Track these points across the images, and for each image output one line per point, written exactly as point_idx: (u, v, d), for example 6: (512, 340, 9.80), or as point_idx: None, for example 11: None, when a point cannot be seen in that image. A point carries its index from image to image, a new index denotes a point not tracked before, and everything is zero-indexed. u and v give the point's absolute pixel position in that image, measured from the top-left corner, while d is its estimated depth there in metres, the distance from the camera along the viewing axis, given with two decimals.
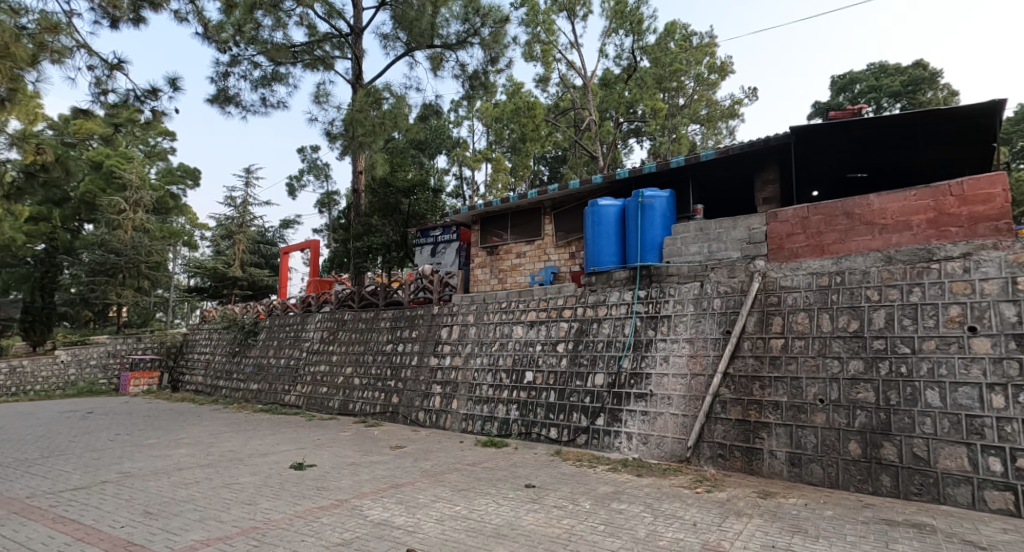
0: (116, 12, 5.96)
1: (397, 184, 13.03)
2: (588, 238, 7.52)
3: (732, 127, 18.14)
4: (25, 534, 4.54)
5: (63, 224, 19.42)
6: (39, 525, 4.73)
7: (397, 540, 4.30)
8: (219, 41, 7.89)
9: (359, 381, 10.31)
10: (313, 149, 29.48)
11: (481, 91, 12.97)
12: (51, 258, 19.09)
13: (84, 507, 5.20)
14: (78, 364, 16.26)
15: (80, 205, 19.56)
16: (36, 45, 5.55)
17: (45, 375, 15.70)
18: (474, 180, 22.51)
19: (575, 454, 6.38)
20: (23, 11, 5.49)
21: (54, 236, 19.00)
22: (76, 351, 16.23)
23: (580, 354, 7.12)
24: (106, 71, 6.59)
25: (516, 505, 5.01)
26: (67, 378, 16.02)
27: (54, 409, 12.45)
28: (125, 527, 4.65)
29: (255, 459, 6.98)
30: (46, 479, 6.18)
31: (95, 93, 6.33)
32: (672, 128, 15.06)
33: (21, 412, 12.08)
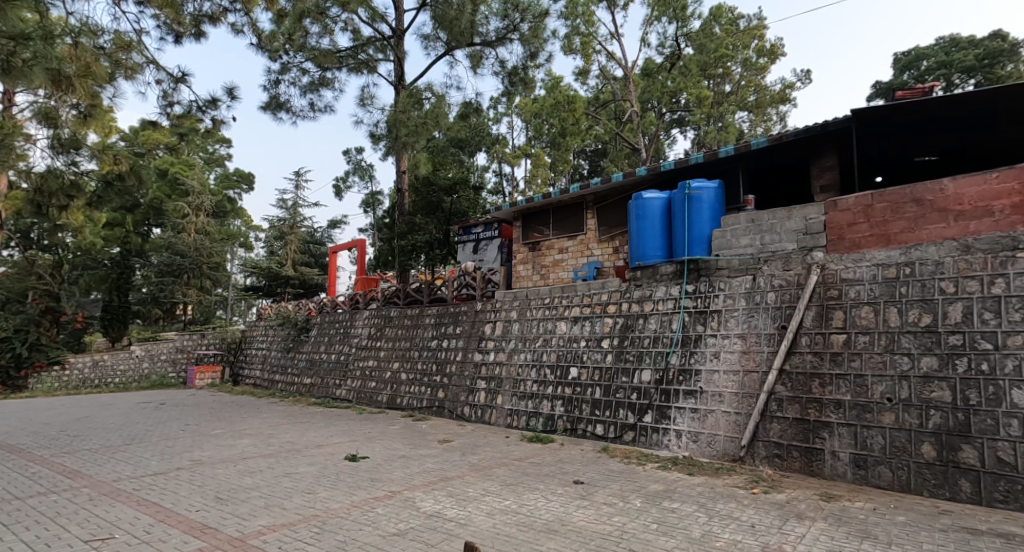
0: (180, 28, 6.22)
1: (438, 182, 12.91)
2: (632, 232, 7.36)
3: (784, 112, 17.48)
4: (114, 515, 4.79)
5: (134, 229, 20.39)
6: (125, 507, 4.99)
7: (449, 532, 4.32)
8: (272, 50, 8.14)
9: (406, 376, 10.48)
10: (358, 149, 30.14)
11: (520, 87, 12.92)
12: (125, 260, 20.25)
13: (162, 491, 5.45)
14: (151, 358, 17.21)
15: (149, 210, 20.57)
16: (112, 63, 5.79)
17: (123, 368, 16.68)
18: (514, 176, 22.59)
19: (623, 451, 6.29)
20: (99, 32, 5.67)
21: (128, 239, 19.92)
22: (149, 347, 17.20)
23: (625, 350, 7.01)
24: (172, 83, 6.88)
25: (565, 501, 4.97)
26: (141, 371, 16.96)
27: (130, 400, 13.21)
28: (199, 511, 4.85)
29: (312, 451, 7.18)
30: (128, 464, 6.52)
31: (161, 104, 6.62)
32: (718, 117, 14.59)
33: (103, 403, 12.87)
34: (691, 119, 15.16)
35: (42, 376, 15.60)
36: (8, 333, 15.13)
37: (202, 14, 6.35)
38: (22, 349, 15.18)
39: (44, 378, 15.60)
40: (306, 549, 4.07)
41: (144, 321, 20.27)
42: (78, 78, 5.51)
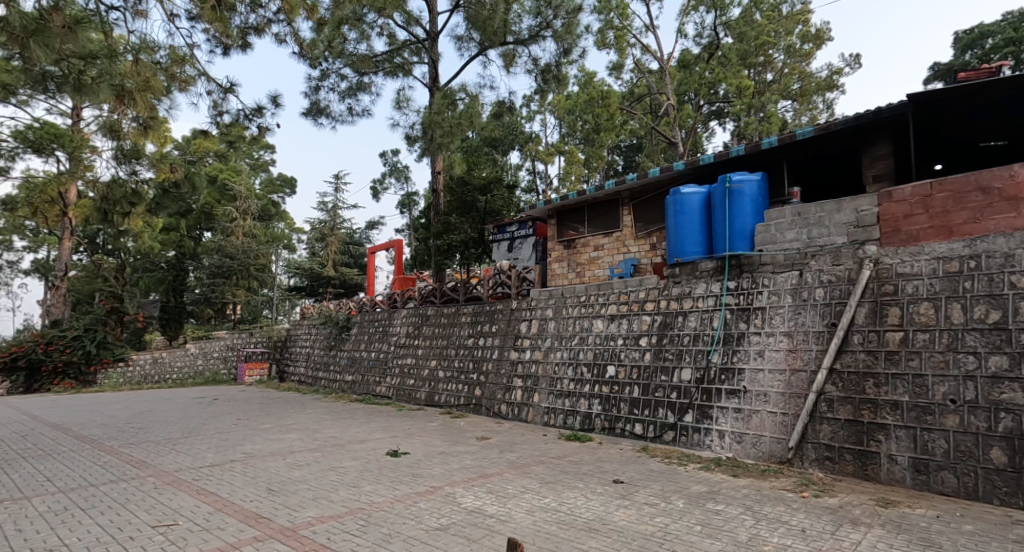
0: (228, 40, 6.43)
1: (474, 181, 13.25)
2: (671, 228, 7.20)
3: (831, 99, 16.82)
4: (176, 503, 4.97)
5: (187, 232, 21.16)
6: (186, 496, 5.16)
7: (491, 528, 4.30)
8: (312, 58, 8.33)
9: (444, 374, 10.55)
10: (394, 151, 30.48)
11: (554, 84, 12.80)
12: (180, 263, 20.98)
13: (218, 481, 5.62)
14: (204, 356, 17.80)
15: (201, 215, 21.24)
16: (169, 76, 6.05)
17: (179, 365, 17.34)
18: (547, 174, 22.50)
19: (663, 451, 6.17)
20: (157, 47, 5.92)
21: (182, 243, 20.85)
22: (203, 344, 17.79)
23: (664, 349, 6.87)
24: (222, 93, 7.10)
25: (605, 500, 4.89)
26: (196, 368, 17.57)
27: (186, 395, 13.72)
28: (253, 501, 4.97)
29: (355, 446, 7.28)
30: (186, 456, 6.75)
31: (212, 114, 6.86)
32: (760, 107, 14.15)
33: (161, 398, 13.39)
34: (731, 110, 14.74)
35: (109, 372, 16.23)
36: (79, 332, 15.91)
37: (248, 26, 6.53)
38: (91, 346, 15.88)
39: (111, 373, 16.21)
40: (354, 540, 4.13)
41: (197, 320, 21.06)
42: (139, 92, 5.94)
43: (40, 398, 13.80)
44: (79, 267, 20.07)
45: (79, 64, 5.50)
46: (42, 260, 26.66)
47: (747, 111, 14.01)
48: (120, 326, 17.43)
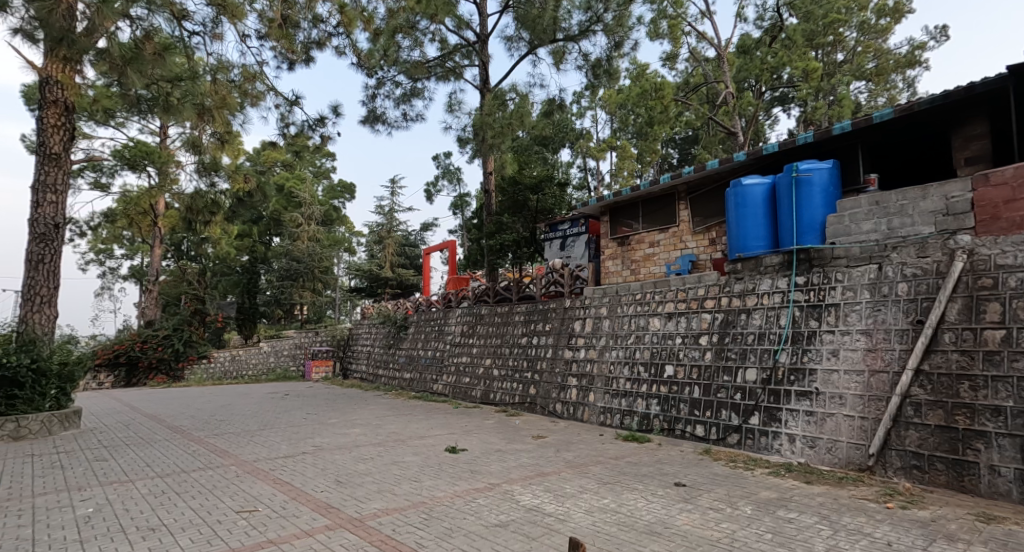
0: (293, 56, 7.71)
1: (524, 181, 13.13)
2: (731, 222, 6.87)
3: (910, 76, 15.70)
4: (256, 491, 5.18)
5: (258, 237, 22.21)
6: (263, 485, 5.36)
7: (550, 526, 4.21)
8: (369, 66, 8.55)
9: (499, 372, 10.53)
10: (446, 154, 30.81)
11: (605, 78, 12.55)
12: (253, 267, 21.84)
13: (292, 472, 5.80)
14: (275, 353, 18.59)
15: (270, 221, 22.24)
16: (242, 92, 7.48)
17: (254, 362, 18.26)
18: (599, 171, 22.19)
19: (727, 455, 5.92)
20: (230, 68, 7.37)
21: (255, 248, 21.80)
22: (274, 343, 18.61)
23: (727, 348, 6.57)
24: (287, 105, 7.50)
25: (667, 503, 4.70)
26: (269, 365, 18.40)
27: (260, 391, 14.37)
28: (324, 492, 5.09)
29: (415, 441, 7.36)
30: (262, 447, 7.02)
31: (280, 126, 7.34)
32: (831, 90, 13.40)
33: (238, 393, 14.11)
34: (798, 94, 14.01)
35: (195, 367, 17.57)
36: (168, 332, 17.14)
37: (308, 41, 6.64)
38: (179, 344, 17.14)
39: (196, 369, 17.56)
40: (417, 533, 4.14)
41: (269, 320, 22.05)
42: (217, 110, 7.40)
43: (137, 391, 14.86)
44: (168, 273, 21.60)
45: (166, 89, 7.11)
46: (137, 266, 28.81)
47: (816, 95, 13.28)
48: (202, 325, 18.71)
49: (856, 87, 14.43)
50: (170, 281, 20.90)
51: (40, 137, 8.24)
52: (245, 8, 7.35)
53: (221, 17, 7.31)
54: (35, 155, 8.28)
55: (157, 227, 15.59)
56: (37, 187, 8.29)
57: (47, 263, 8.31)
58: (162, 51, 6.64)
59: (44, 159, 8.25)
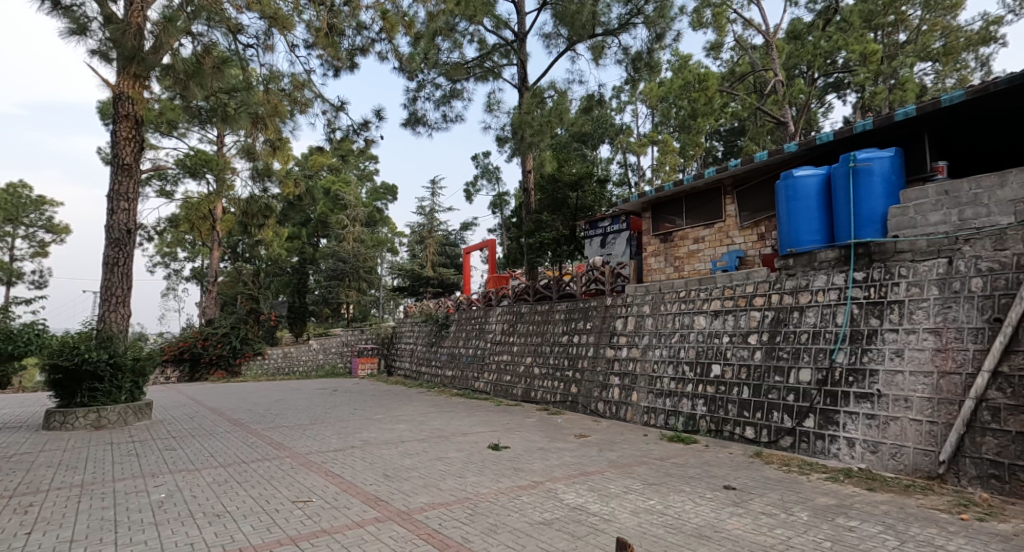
0: (338, 63, 7.85)
1: (564, 179, 12.70)
2: (782, 215, 6.56)
3: (981, 54, 14.63)
4: (309, 482, 5.26)
5: (307, 239, 22.82)
6: (314, 477, 5.44)
7: (595, 526, 4.09)
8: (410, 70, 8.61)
9: (539, 370, 10.43)
10: (485, 153, 30.86)
11: (646, 72, 12.27)
12: (302, 267, 22.53)
13: (342, 465, 5.87)
14: (324, 350, 19.18)
15: (317, 224, 22.84)
16: (292, 100, 7.82)
17: (305, 359, 18.82)
18: (640, 166, 21.80)
19: (780, 458, 5.67)
20: (281, 77, 7.75)
21: (304, 249, 22.46)
22: (322, 340, 19.09)
23: (778, 347, 6.29)
24: (333, 110, 7.62)
25: (716, 506, 4.51)
26: (318, 362, 18.90)
27: (310, 386, 14.75)
28: (372, 485, 5.13)
29: (458, 438, 7.35)
30: (314, 440, 7.15)
31: (327, 131, 7.47)
32: (893, 73, 12.65)
33: (290, 388, 14.52)
34: (855, 79, 13.31)
35: (251, 363, 17.97)
36: (227, 329, 17.64)
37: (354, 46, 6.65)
38: (236, 342, 17.55)
39: (252, 365, 18.06)
40: (463, 528, 4.10)
41: (317, 318, 22.63)
42: (269, 117, 7.68)
43: (201, 385, 15.52)
44: (224, 274, 22.47)
45: (223, 100, 7.38)
46: (198, 267, 30.19)
47: (876, 79, 12.56)
48: (257, 324, 18.82)
49: (920, 68, 13.57)
50: (227, 281, 20.99)
51: (114, 149, 8.63)
52: (295, 19, 7.49)
53: (273, 29, 7.45)
54: (110, 166, 8.67)
55: (215, 231, 16.25)
56: (112, 197, 8.66)
57: (121, 266, 8.70)
58: (220, 65, 6.82)
59: (118, 170, 8.64)
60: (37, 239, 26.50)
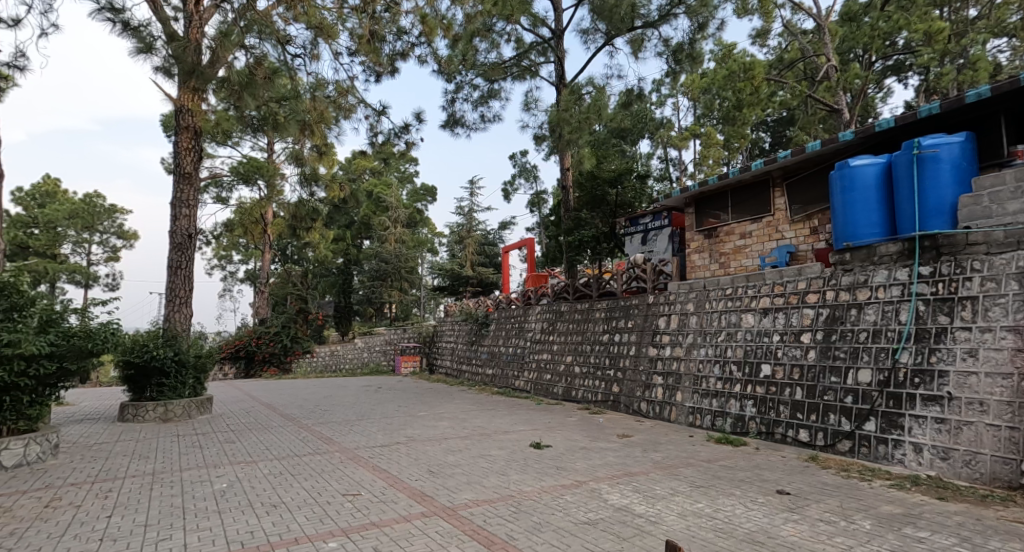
0: (380, 68, 7.97)
1: (603, 176, 12.53)
2: (837, 208, 6.23)
3: None
4: (358, 476, 5.28)
5: (351, 241, 23.25)
6: (361, 471, 5.46)
7: (641, 528, 3.93)
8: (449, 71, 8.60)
9: (580, 369, 10.26)
10: (523, 152, 30.74)
11: (687, 63, 11.92)
12: (347, 268, 22.94)
13: (389, 460, 5.89)
14: (369, 349, 19.34)
15: (360, 226, 23.26)
16: (337, 106, 7.87)
17: (351, 357, 19.13)
18: (682, 160, 21.28)
19: (839, 463, 5.36)
20: (326, 84, 7.79)
21: (348, 251, 22.90)
22: (367, 339, 19.32)
23: (833, 346, 5.95)
24: (375, 114, 7.68)
25: (770, 512, 4.27)
26: (363, 360, 19.12)
27: (356, 384, 15.00)
28: (418, 480, 5.10)
29: (500, 436, 7.27)
30: (361, 435, 7.22)
31: (370, 133, 7.51)
32: (961, 52, 11.81)
33: (336, 385, 14.79)
34: (918, 60, 12.50)
35: (301, 361, 18.61)
36: (278, 328, 18.33)
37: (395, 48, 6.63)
38: (287, 340, 18.25)
39: (302, 363, 18.66)
40: (508, 526, 4.00)
41: (362, 318, 23.10)
42: (316, 124, 7.71)
43: (258, 381, 16.06)
44: (275, 275, 23.15)
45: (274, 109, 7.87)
46: (251, 269, 31.34)
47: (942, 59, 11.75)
48: (305, 323, 19.36)
49: (992, 46, 12.62)
50: (277, 283, 21.71)
51: (176, 159, 8.96)
52: (338, 28, 7.55)
53: (318, 38, 7.52)
54: (173, 176, 9.01)
55: (266, 234, 16.67)
56: (175, 204, 8.98)
57: (183, 269, 9.01)
58: (270, 73, 7.09)
59: (179, 179, 8.96)
60: (109, 244, 28.07)
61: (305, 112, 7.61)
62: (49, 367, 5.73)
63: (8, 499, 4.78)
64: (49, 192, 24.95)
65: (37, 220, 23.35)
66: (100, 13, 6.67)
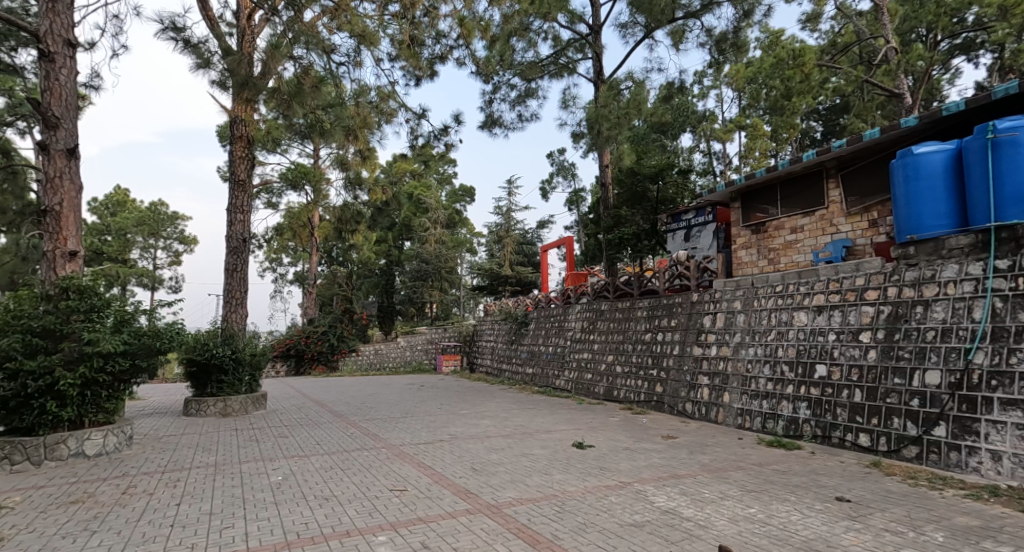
0: (419, 72, 7.97)
1: (643, 172, 12.39)
2: (900, 199, 5.82)
3: None
4: (404, 472, 5.25)
5: (393, 242, 23.53)
6: (406, 467, 5.42)
7: (690, 532, 3.73)
8: (487, 74, 8.58)
9: (622, 369, 10.02)
10: (561, 151, 30.48)
11: (732, 53, 11.49)
12: (389, 269, 23.23)
13: (433, 457, 5.84)
14: (411, 348, 19.18)
15: (401, 227, 23.52)
16: (379, 111, 7.92)
17: (394, 356, 19.19)
18: (726, 154, 20.63)
19: (905, 471, 5.00)
20: (369, 90, 7.81)
21: (390, 252, 23.17)
22: (410, 339, 19.35)
23: (896, 346, 5.56)
24: (415, 117, 7.68)
25: (828, 519, 3.99)
26: (405, 358, 18.99)
27: (400, 382, 15.14)
28: (462, 478, 5.02)
29: (542, 435, 7.13)
30: (405, 432, 7.22)
31: (410, 137, 7.50)
32: None
33: (380, 383, 14.96)
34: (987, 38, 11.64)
35: (347, 359, 19.21)
36: (325, 327, 19.10)
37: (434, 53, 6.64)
38: (333, 339, 18.93)
39: (348, 360, 19.13)
40: (552, 525, 3.87)
41: (404, 318, 23.36)
42: (360, 129, 7.83)
43: (306, 379, 16.43)
44: (321, 276, 23.69)
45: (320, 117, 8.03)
46: (300, 271, 32.21)
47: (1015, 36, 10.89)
48: (350, 323, 20.13)
49: None
50: (323, 283, 22.51)
51: (231, 167, 9.20)
52: (379, 34, 7.56)
53: (361, 46, 7.54)
54: (228, 183, 9.25)
55: (313, 237, 16.96)
56: (230, 210, 9.23)
57: (239, 271, 9.30)
58: (319, 82, 7.03)
59: (234, 186, 9.19)
60: (173, 249, 29.42)
61: (349, 118, 7.72)
62: (122, 364, 5.90)
63: (90, 485, 4.95)
64: (120, 201, 26.41)
65: (108, 228, 24.71)
66: (164, 31, 6.91)
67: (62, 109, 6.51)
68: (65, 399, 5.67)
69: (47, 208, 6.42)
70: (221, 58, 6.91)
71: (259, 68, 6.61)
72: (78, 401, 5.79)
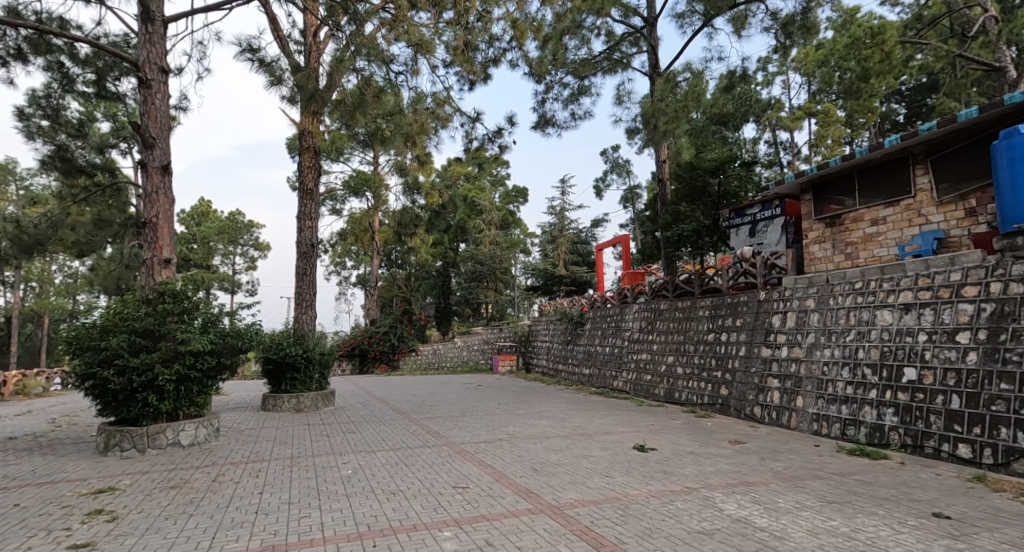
0: (474, 76, 7.84)
1: (702, 166, 11.92)
2: (1003, 183, 5.20)
3: None
4: (465, 470, 5.10)
5: (450, 244, 23.66)
6: (468, 465, 5.29)
7: (765, 542, 3.38)
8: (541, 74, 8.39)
9: (683, 370, 9.55)
10: (615, 148, 29.85)
11: (800, 35, 10.74)
12: (445, 270, 23.38)
13: (493, 455, 5.68)
14: (467, 348, 19.19)
15: (456, 230, 23.62)
16: (436, 117, 7.76)
17: (451, 357, 19.27)
18: (794, 143, 19.47)
19: (1017, 487, 4.40)
20: (426, 96, 7.71)
21: (447, 254, 23.31)
22: (466, 339, 19.37)
23: (1002, 348, 4.92)
24: (469, 120, 7.56)
25: (925, 536, 3.53)
26: (462, 358, 19.05)
27: (458, 381, 15.14)
28: (522, 477, 4.82)
29: (600, 436, 6.83)
30: (465, 431, 7.10)
31: (465, 141, 7.39)
32: None
33: (439, 382, 14.99)
34: None
35: (407, 359, 19.54)
36: (387, 328, 19.44)
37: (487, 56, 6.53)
38: (395, 338, 19.23)
39: (408, 360, 19.47)
40: (616, 529, 3.60)
41: (461, 318, 23.43)
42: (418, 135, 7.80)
43: (370, 378, 16.74)
44: (382, 279, 24.16)
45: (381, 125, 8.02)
46: (363, 275, 33.05)
47: None
48: (410, 323, 20.44)
49: None
50: (384, 284, 22.98)
51: (300, 177, 9.41)
52: (434, 41, 7.42)
53: (417, 54, 7.43)
54: (297, 192, 9.47)
55: (375, 240, 17.23)
56: (299, 217, 9.46)
57: (308, 275, 9.45)
58: (379, 93, 6.99)
59: (302, 194, 9.39)
60: (249, 255, 30.82)
61: (408, 125, 7.67)
62: (211, 362, 6.07)
63: (186, 473, 5.07)
64: (203, 211, 27.80)
65: (194, 237, 26.25)
66: (242, 53, 7.08)
67: (158, 131, 6.81)
68: (163, 393, 5.89)
69: (145, 219, 6.71)
70: (292, 75, 7.05)
71: (325, 81, 6.66)
72: (174, 395, 5.98)
